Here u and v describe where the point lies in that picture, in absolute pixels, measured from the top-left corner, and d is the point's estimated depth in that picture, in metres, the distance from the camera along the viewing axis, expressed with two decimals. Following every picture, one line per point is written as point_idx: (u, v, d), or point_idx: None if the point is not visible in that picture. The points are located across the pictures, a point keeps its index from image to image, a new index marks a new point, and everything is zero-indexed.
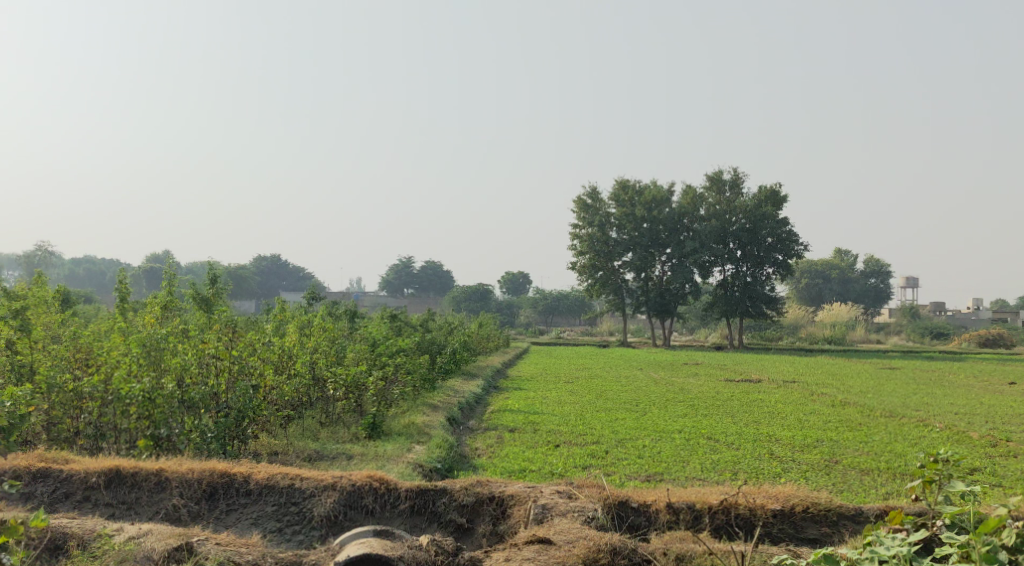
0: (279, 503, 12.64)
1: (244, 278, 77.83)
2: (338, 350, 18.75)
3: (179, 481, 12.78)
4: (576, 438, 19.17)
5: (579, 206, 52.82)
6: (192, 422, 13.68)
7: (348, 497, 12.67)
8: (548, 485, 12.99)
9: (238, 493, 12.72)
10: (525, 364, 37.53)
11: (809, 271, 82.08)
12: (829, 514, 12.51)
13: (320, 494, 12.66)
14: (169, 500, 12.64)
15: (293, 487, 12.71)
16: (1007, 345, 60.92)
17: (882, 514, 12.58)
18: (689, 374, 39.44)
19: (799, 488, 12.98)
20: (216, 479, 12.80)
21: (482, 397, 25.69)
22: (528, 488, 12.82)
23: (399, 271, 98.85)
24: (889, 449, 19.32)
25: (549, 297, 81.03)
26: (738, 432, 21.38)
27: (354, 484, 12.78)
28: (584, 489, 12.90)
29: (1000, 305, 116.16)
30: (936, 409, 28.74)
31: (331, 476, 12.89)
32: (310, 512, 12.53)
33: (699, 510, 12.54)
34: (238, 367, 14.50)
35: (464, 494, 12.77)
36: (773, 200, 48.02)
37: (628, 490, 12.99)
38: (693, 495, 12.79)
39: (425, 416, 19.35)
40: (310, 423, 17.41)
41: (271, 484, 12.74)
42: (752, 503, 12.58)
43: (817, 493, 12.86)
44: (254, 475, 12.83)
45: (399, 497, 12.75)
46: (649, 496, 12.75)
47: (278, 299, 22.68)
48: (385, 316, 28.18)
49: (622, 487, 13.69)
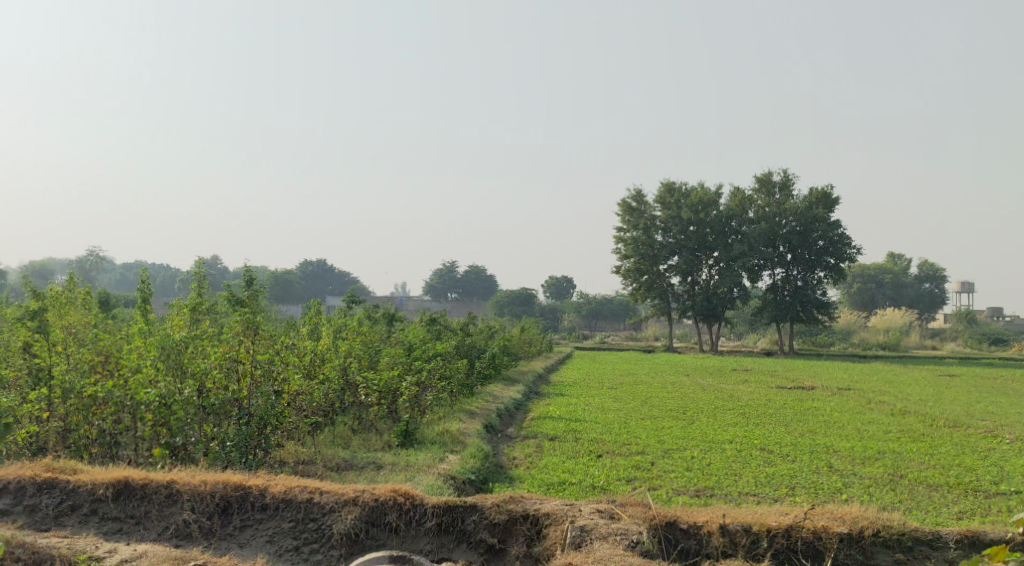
0: (297, 518, 11.89)
1: (288, 283, 77.73)
2: (369, 353, 17.85)
3: (190, 494, 12.04)
4: (621, 448, 18.23)
5: (624, 209, 51.81)
6: (210, 430, 13.01)
7: (371, 514, 11.90)
8: (587, 503, 12.05)
9: (253, 508, 11.98)
10: (569, 370, 36.67)
11: (861, 276, 79.98)
12: (904, 539, 11.53)
13: (341, 510, 11.89)
14: (180, 515, 11.91)
15: (312, 501, 11.93)
16: None
17: (962, 538, 11.60)
18: (738, 381, 38.29)
19: (865, 508, 11.99)
20: (230, 492, 12.05)
21: (522, 404, 24.82)
22: (566, 505, 11.93)
23: (444, 276, 98.37)
24: (957, 462, 18.17)
25: (594, 302, 79.97)
26: (792, 443, 20.32)
27: (377, 499, 11.98)
28: (628, 507, 11.91)
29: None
30: (1001, 420, 27.44)
31: (352, 490, 12.10)
32: (329, 529, 11.78)
33: (757, 533, 11.53)
34: (261, 372, 13.51)
35: (496, 511, 11.90)
36: (825, 201, 46.68)
37: (675, 508, 12.00)
38: (750, 515, 11.77)
39: (460, 424, 18.47)
40: (340, 430, 16.61)
41: (288, 499, 11.99)
42: (815, 526, 11.54)
43: (887, 513, 11.90)
44: (270, 489, 12.08)
45: (426, 514, 11.92)
46: (701, 516, 11.75)
47: (310, 303, 22.00)
48: (424, 319, 27.46)
49: (670, 506, 12.69)
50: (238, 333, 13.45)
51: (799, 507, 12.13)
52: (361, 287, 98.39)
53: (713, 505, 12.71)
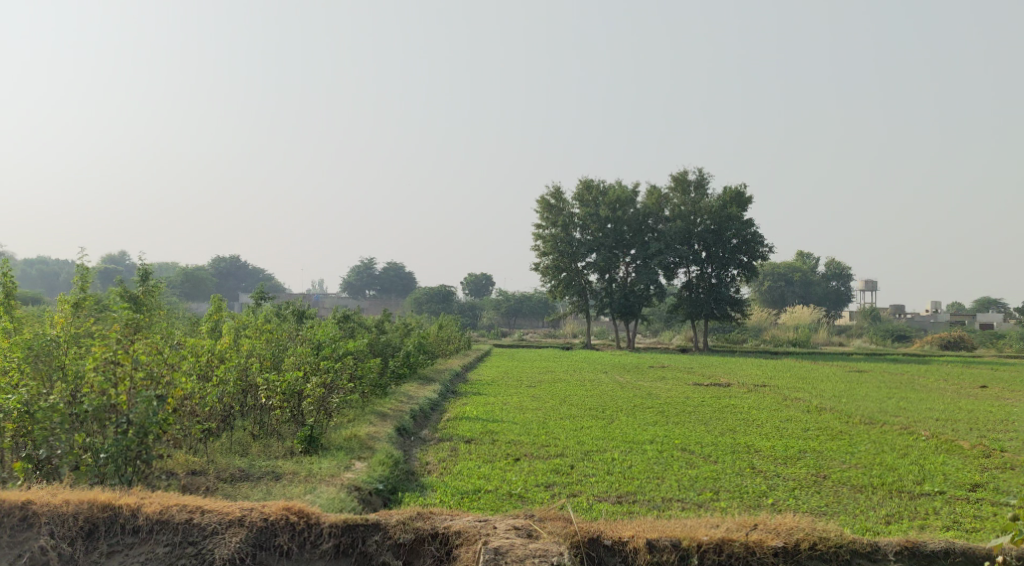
0: (173, 542, 10.83)
1: (199, 280, 75.63)
2: (268, 352, 16.72)
3: (50, 516, 10.91)
4: (538, 450, 17.39)
5: (543, 206, 51.08)
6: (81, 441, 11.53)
7: (259, 536, 10.90)
8: (503, 518, 11.18)
9: (123, 531, 10.90)
10: (486, 368, 35.80)
11: (771, 274, 80.71)
12: (842, 553, 10.90)
13: (224, 532, 10.87)
14: (36, 541, 10.80)
15: (190, 523, 10.90)
16: (970, 348, 59.93)
17: (901, 549, 11.07)
18: (656, 378, 37.90)
19: (801, 517, 11.40)
20: (97, 514, 10.93)
21: (438, 404, 23.86)
22: (478, 521, 11.06)
23: (360, 272, 96.86)
24: (879, 461, 17.69)
25: (511, 299, 79.27)
26: (714, 443, 19.74)
27: (267, 519, 10.98)
28: (547, 521, 11.11)
29: (958, 308, 116.39)
30: (915, 415, 27.30)
31: (239, 509, 11.07)
32: (211, 554, 10.76)
33: (686, 549, 10.84)
34: (142, 375, 12.15)
35: (400, 530, 10.97)
36: (738, 200, 46.62)
37: (599, 522, 11.25)
38: (678, 529, 11.06)
39: (370, 427, 17.43)
40: (241, 436, 15.51)
41: (165, 520, 10.92)
42: (749, 541, 10.88)
43: (824, 523, 11.31)
44: (143, 509, 10.98)
45: (322, 534, 10.95)
46: (626, 530, 11.01)
47: (214, 300, 20.69)
48: (336, 316, 26.32)
49: (594, 519, 11.89)
50: (118, 335, 12.16)
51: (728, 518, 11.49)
52: (276, 284, 96.34)
53: (639, 517, 11.97)
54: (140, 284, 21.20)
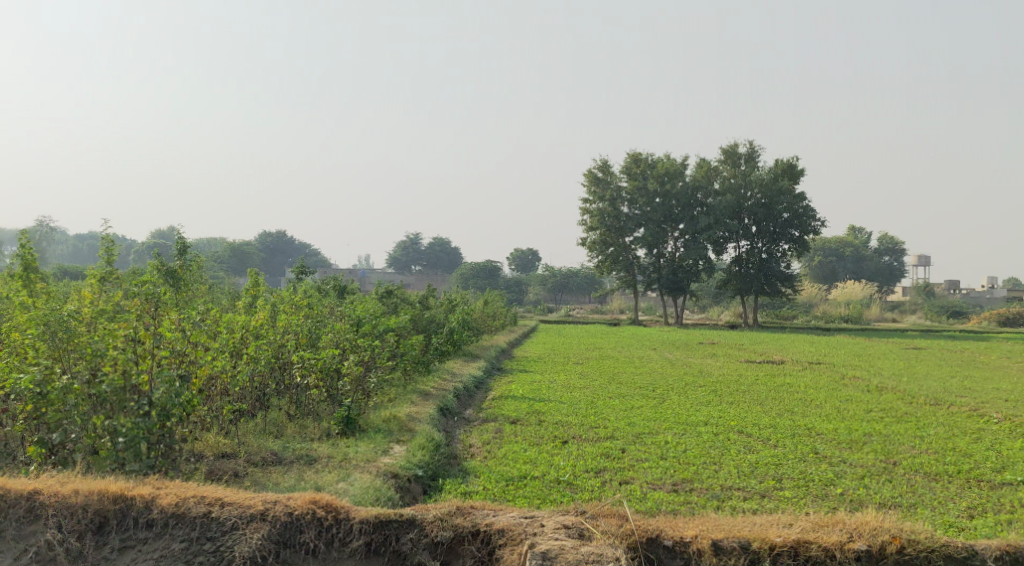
0: (190, 537, 10.16)
1: (246, 254, 75.59)
2: (303, 329, 15.99)
3: (57, 508, 10.27)
4: (588, 432, 16.54)
5: (590, 179, 50.05)
6: (101, 423, 10.95)
7: (284, 532, 10.20)
8: (550, 514, 10.45)
9: (136, 525, 10.24)
10: (532, 344, 35.01)
11: (823, 249, 79.03)
12: (935, 559, 10.07)
13: (245, 528, 10.18)
14: (43, 535, 10.18)
15: (209, 517, 10.22)
16: None
17: (1002, 554, 10.16)
18: (706, 355, 36.93)
19: (886, 515, 10.58)
20: (108, 506, 10.29)
21: (482, 382, 23.09)
22: (525, 518, 10.33)
23: (405, 248, 96.46)
24: (950, 447, 16.68)
25: (558, 274, 78.29)
26: (772, 424, 18.80)
27: (292, 514, 10.28)
28: (601, 519, 10.33)
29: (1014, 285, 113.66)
30: (980, 396, 26.13)
31: (261, 502, 10.38)
32: (230, 552, 10.07)
33: (757, 552, 10.04)
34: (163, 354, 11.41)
35: (438, 528, 10.26)
36: (790, 173, 45.24)
37: (659, 519, 10.49)
38: (747, 529, 10.26)
39: (411, 407, 16.66)
40: (275, 417, 14.82)
41: (181, 513, 10.26)
42: (830, 544, 10.06)
43: (914, 522, 10.51)
44: (158, 501, 10.33)
45: (352, 531, 10.24)
46: (689, 530, 10.24)
47: (252, 275, 20.02)
48: (379, 290, 25.62)
49: (650, 515, 11.09)
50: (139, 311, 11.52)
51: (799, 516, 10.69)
52: (322, 259, 96.19)
53: (701, 512, 11.20)
54: (179, 258, 20.64)
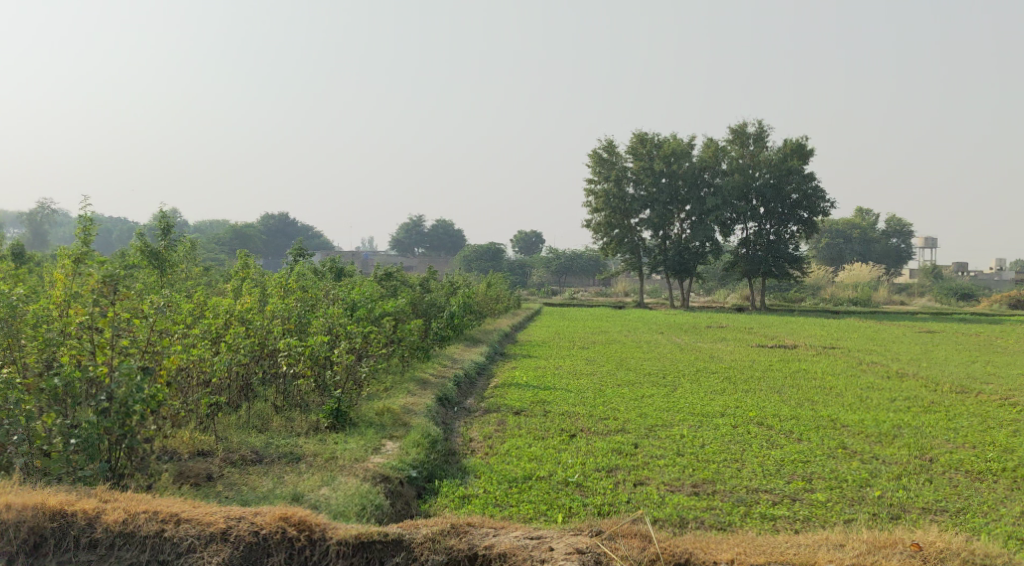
0: (139, 560, 9.33)
1: (248, 236, 74.51)
2: (289, 313, 14.87)
3: None
4: (597, 424, 15.42)
5: (596, 160, 48.77)
6: (51, 422, 9.99)
7: (247, 555, 9.34)
8: (561, 535, 9.48)
9: (77, 545, 9.38)
10: (536, 327, 33.84)
11: (830, 231, 77.70)
12: None
13: (203, 551, 9.34)
14: None
15: (160, 537, 9.36)
16: None
17: None
18: (716, 339, 35.84)
19: (940, 533, 9.69)
20: (47, 522, 9.40)
21: (485, 367, 21.98)
22: (534, 541, 9.37)
23: (409, 230, 95.18)
24: (986, 440, 15.58)
25: (563, 256, 77.06)
26: (793, 415, 17.70)
27: (258, 534, 9.40)
28: (620, 540, 9.36)
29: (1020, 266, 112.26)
30: (1006, 383, 24.97)
31: (223, 519, 9.49)
32: None
33: None
34: (124, 345, 10.35)
35: (429, 551, 9.34)
36: (799, 152, 43.95)
37: (686, 538, 9.52)
38: (789, 551, 9.27)
39: (407, 398, 15.50)
40: (261, 408, 13.69)
41: (129, 533, 9.40)
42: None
43: (970, 539, 9.65)
44: (103, 518, 9.45)
45: (327, 553, 9.36)
46: (723, 552, 9.25)
47: (240, 257, 18.92)
48: (377, 273, 24.45)
49: (676, 533, 10.11)
50: (96, 296, 10.43)
51: (846, 534, 9.72)
52: (324, 240, 94.98)
53: (730, 528, 10.22)
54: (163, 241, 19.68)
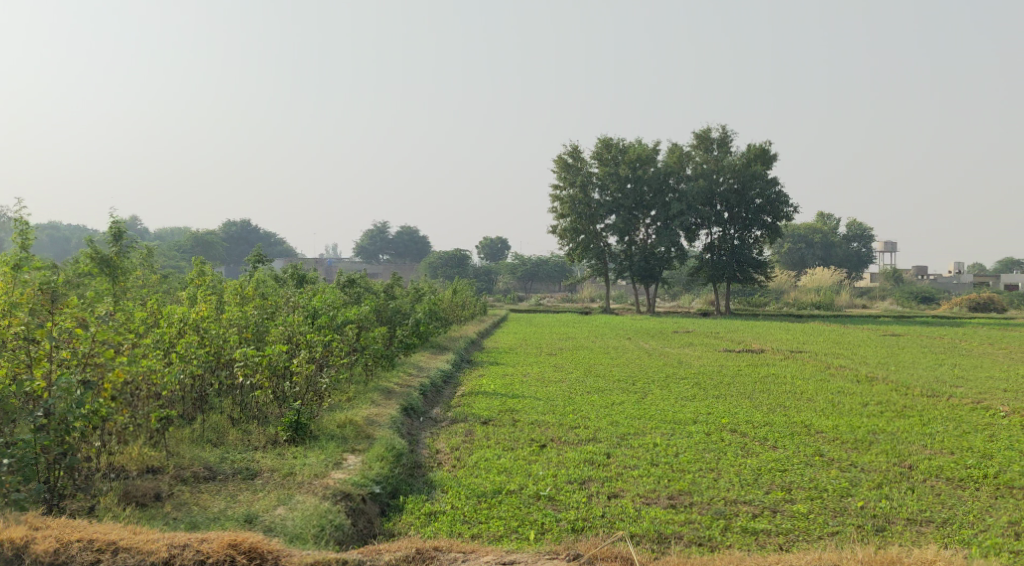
0: None
1: (209, 244, 73.35)
2: (246, 321, 14.29)
3: None
4: (568, 433, 14.91)
5: (561, 166, 48.31)
6: None
7: None
8: (537, 559, 9.12)
9: None
10: (503, 334, 33.28)
11: (792, 236, 77.79)
12: None
13: None
14: None
15: None
16: (1000, 310, 57.16)
17: None
18: (684, 344, 35.49)
19: (928, 550, 9.41)
20: None
21: (451, 376, 21.42)
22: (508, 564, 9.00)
23: (373, 236, 94.34)
24: (964, 446, 15.26)
25: (528, 262, 76.60)
26: (767, 422, 17.30)
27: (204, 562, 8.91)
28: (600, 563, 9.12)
29: (977, 270, 113.43)
30: (976, 385, 24.77)
31: (166, 547, 8.98)
32: None
33: None
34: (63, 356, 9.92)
35: None
36: (763, 158, 43.76)
37: (666, 561, 9.24)
38: None
39: (371, 409, 14.92)
40: (215, 421, 13.06)
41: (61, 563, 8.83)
42: None
43: (956, 553, 9.42)
44: (33, 547, 8.88)
45: None
46: None
47: (196, 264, 18.24)
48: (341, 278, 23.83)
49: (657, 552, 9.75)
50: (31, 305, 9.99)
51: (839, 552, 9.40)
52: (287, 248, 93.87)
53: (714, 545, 9.90)
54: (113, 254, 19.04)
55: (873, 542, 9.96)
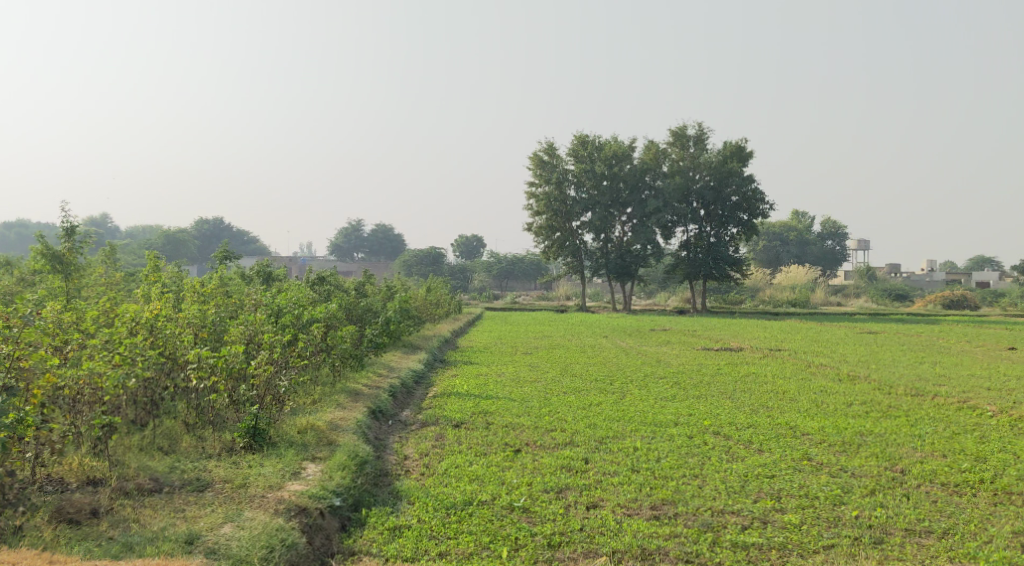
0: None
1: (181, 242, 72.17)
2: (204, 320, 13.49)
3: None
4: (543, 437, 14.16)
5: (536, 163, 47.56)
6: None
7: None
8: None
9: None
10: (477, 333, 32.51)
11: (767, 234, 77.43)
12: None
13: None
14: None
15: None
16: (974, 307, 56.89)
17: None
18: (661, 342, 34.87)
19: None
20: None
21: (423, 376, 20.64)
22: None
23: (348, 235, 93.27)
24: (955, 448, 14.64)
25: (503, 261, 75.88)
26: (750, 423, 16.66)
27: None
28: None
29: (950, 267, 113.79)
30: (959, 384, 24.21)
31: None
32: None
33: None
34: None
35: None
36: (739, 155, 43.16)
37: None
38: None
39: (336, 413, 14.14)
40: (168, 427, 12.31)
41: None
42: None
43: None
44: None
45: None
46: None
47: (151, 260, 17.34)
48: (309, 276, 23.00)
49: None
50: None
51: None
52: (260, 246, 92.71)
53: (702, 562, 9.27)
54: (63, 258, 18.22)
55: (869, 559, 9.37)
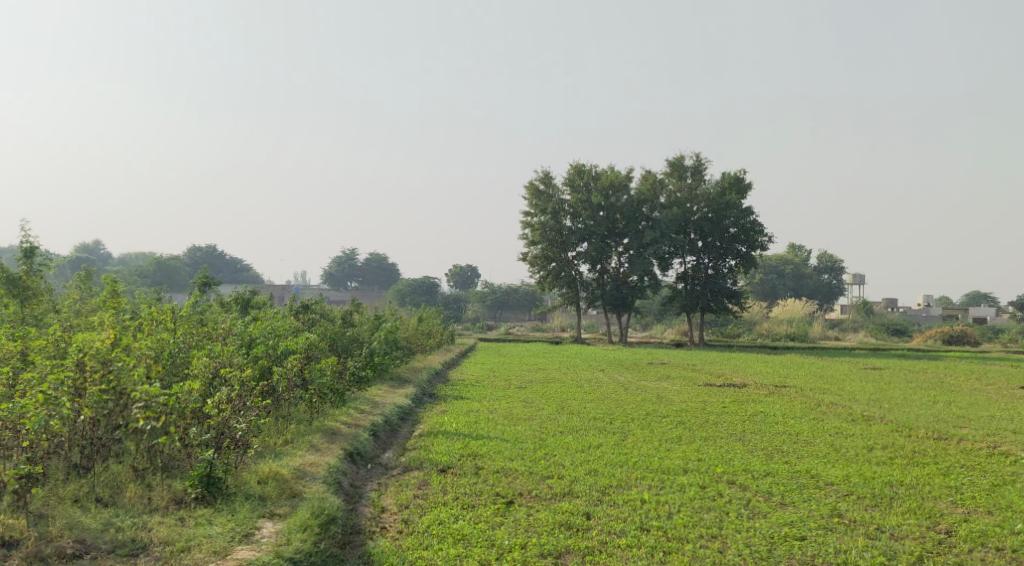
0: None
1: (173, 270, 70.57)
2: (162, 349, 11.92)
3: None
4: (538, 486, 12.60)
5: (531, 193, 46.15)
6: None
7: None
8: None
9: None
10: (470, 365, 30.88)
11: (763, 267, 75.96)
12: None
13: None
14: None
15: None
16: (975, 342, 55.31)
17: None
18: (661, 377, 33.35)
19: None
20: None
21: (410, 413, 19.07)
22: None
23: (342, 263, 91.69)
24: (992, 501, 13.12)
25: (498, 290, 74.30)
26: (766, 470, 15.14)
27: None
28: None
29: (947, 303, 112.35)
30: (980, 426, 22.57)
31: None
32: None
33: None
34: None
35: None
36: (737, 187, 41.79)
37: None
38: None
39: (307, 457, 12.57)
40: (114, 472, 10.81)
41: None
42: None
43: None
44: None
45: None
46: None
47: (108, 282, 15.75)
48: (293, 304, 21.47)
49: None
50: None
51: None
52: (253, 275, 91.07)
53: None
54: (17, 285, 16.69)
55: None
